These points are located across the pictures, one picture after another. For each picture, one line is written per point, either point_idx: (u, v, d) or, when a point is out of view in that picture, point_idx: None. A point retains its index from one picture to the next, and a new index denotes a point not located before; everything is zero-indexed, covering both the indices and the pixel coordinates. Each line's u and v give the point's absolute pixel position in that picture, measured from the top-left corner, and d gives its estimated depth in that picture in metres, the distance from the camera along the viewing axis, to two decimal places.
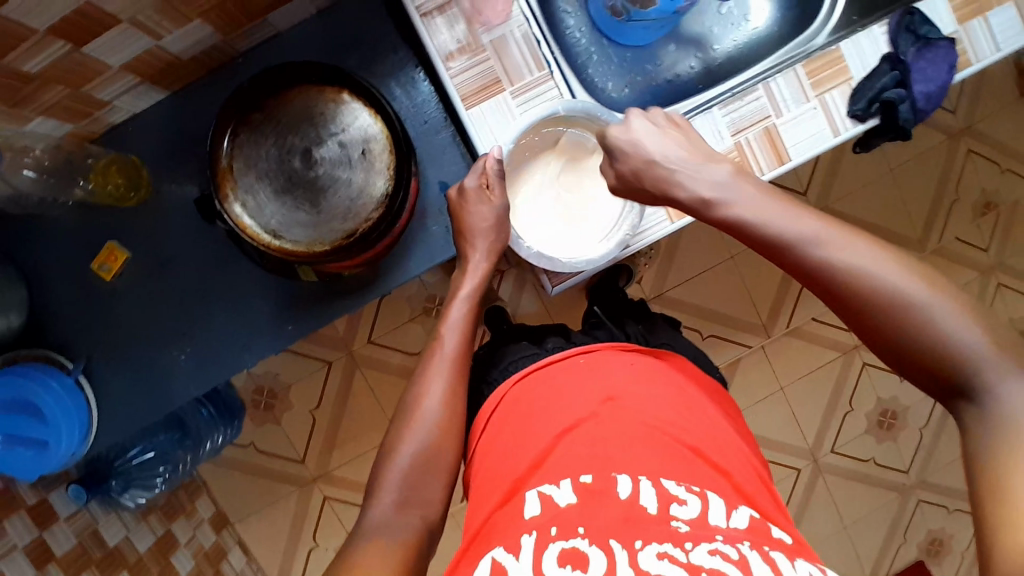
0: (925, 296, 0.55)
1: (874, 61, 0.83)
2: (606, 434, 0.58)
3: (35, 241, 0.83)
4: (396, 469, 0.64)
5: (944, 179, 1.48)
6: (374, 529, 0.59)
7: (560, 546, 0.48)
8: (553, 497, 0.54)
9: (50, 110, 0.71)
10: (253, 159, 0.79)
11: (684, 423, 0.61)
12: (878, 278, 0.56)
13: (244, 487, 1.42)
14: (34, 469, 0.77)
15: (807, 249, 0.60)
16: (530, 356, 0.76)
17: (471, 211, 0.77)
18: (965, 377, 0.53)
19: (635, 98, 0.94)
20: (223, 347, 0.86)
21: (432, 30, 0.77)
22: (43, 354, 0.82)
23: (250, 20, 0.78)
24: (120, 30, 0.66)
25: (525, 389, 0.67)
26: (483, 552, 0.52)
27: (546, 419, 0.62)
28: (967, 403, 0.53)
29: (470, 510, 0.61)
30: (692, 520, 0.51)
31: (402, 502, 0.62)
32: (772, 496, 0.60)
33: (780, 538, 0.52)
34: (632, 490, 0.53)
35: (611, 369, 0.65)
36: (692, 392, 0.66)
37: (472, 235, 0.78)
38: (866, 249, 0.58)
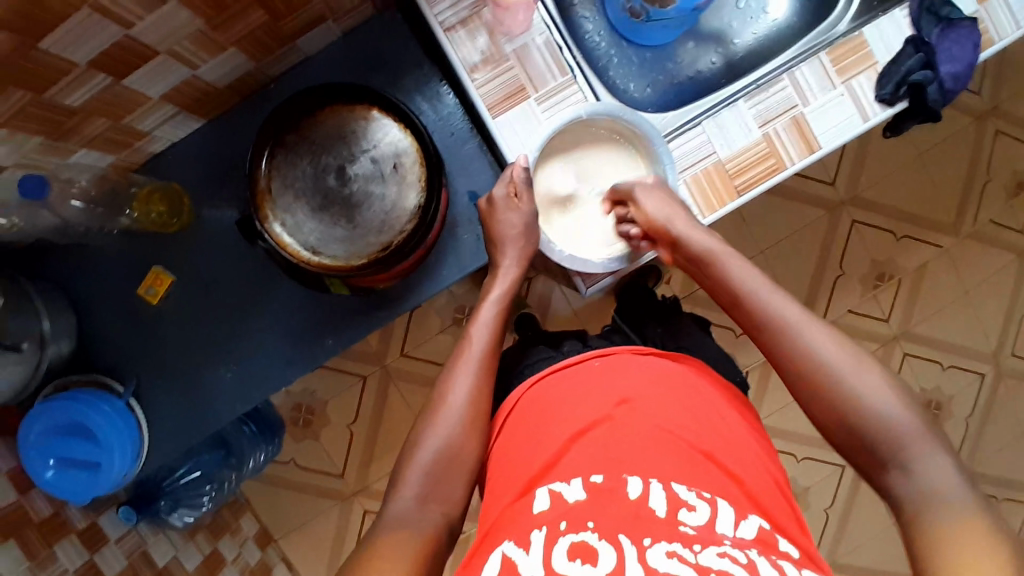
0: (859, 368, 0.59)
1: (898, 45, 0.82)
2: (619, 436, 0.58)
3: (83, 270, 0.87)
4: (416, 465, 0.64)
5: (976, 162, 1.45)
6: (393, 522, 0.60)
7: (571, 540, 0.50)
8: (562, 494, 0.54)
9: (94, 142, 0.74)
10: (290, 178, 0.82)
11: (695, 428, 0.60)
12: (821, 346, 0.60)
13: (286, 504, 1.45)
14: (86, 491, 0.80)
15: (770, 305, 0.65)
16: (547, 360, 0.77)
17: (501, 219, 0.78)
18: (889, 446, 0.55)
19: (658, 98, 0.94)
20: (264, 365, 0.89)
21: (456, 44, 0.78)
22: (95, 378, 0.85)
23: (281, 45, 0.80)
24: (157, 62, 0.69)
25: (540, 394, 0.66)
26: (493, 546, 0.53)
27: (557, 421, 0.62)
28: (892, 473, 0.55)
29: (485, 504, 0.62)
30: (700, 526, 0.51)
31: (425, 496, 0.62)
32: (789, 508, 0.58)
33: (788, 550, 0.52)
34: (642, 492, 0.53)
35: (629, 372, 0.65)
36: (707, 393, 0.65)
37: (502, 242, 0.78)
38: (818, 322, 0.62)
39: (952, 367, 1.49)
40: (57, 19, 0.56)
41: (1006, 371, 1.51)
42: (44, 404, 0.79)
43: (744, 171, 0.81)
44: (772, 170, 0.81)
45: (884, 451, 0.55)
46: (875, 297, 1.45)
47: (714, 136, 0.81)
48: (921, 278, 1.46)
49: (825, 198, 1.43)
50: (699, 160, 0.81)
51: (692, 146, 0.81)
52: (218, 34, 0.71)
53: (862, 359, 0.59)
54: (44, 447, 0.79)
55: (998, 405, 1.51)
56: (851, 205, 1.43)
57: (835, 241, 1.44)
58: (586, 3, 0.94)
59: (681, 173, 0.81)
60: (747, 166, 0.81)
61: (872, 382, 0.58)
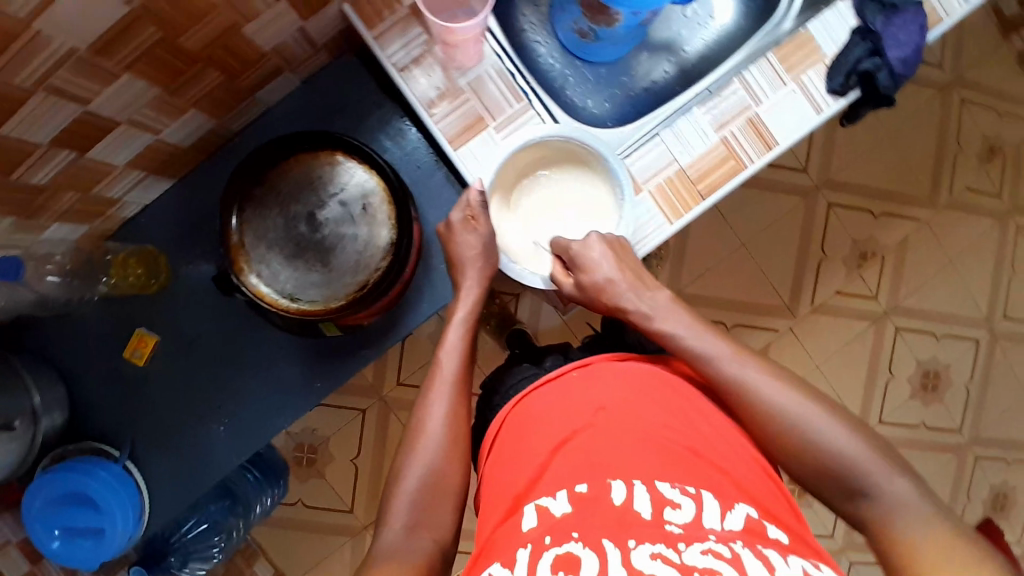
0: (816, 416, 0.63)
1: (844, 35, 0.84)
2: (600, 444, 0.58)
3: (68, 340, 0.87)
4: (403, 495, 0.64)
5: (943, 132, 1.47)
6: (385, 554, 0.60)
7: (555, 553, 0.49)
8: (549, 509, 0.54)
9: (64, 216, 0.75)
10: (261, 230, 0.82)
11: (679, 426, 0.61)
12: (784, 402, 0.64)
13: (300, 546, 1.44)
14: (94, 557, 0.80)
15: (725, 369, 0.67)
16: (530, 377, 0.78)
17: (458, 240, 0.78)
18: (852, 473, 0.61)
19: (616, 111, 0.97)
20: (257, 413, 0.89)
21: (412, 82, 0.80)
22: (89, 446, 0.85)
23: (240, 100, 0.82)
24: (119, 132, 0.70)
25: (523, 412, 0.66)
26: (484, 567, 0.53)
27: (541, 435, 0.62)
28: (864, 498, 0.60)
29: (478, 525, 0.61)
30: (686, 523, 0.51)
31: (412, 525, 0.62)
32: (777, 489, 0.60)
33: (777, 537, 0.52)
34: (626, 496, 0.54)
35: (606, 379, 0.66)
36: (687, 391, 0.66)
37: (462, 263, 0.79)
38: (758, 371, 0.66)
39: (946, 336, 1.50)
40: (15, 104, 0.57)
41: (999, 334, 1.52)
42: (46, 474, 0.79)
43: (705, 176, 0.82)
44: (733, 171, 0.82)
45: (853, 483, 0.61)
46: (862, 276, 1.47)
47: (673, 145, 0.82)
48: (903, 252, 1.48)
49: (799, 185, 1.44)
50: (662, 169, 0.83)
51: (653, 157, 0.83)
52: (177, 98, 0.73)
53: (815, 404, 0.64)
54: (48, 518, 0.79)
55: (996, 369, 1.52)
56: (825, 188, 1.45)
57: (814, 225, 1.45)
58: (535, 27, 0.97)
59: (645, 183, 0.83)
60: (708, 170, 0.82)
61: (832, 428, 0.62)
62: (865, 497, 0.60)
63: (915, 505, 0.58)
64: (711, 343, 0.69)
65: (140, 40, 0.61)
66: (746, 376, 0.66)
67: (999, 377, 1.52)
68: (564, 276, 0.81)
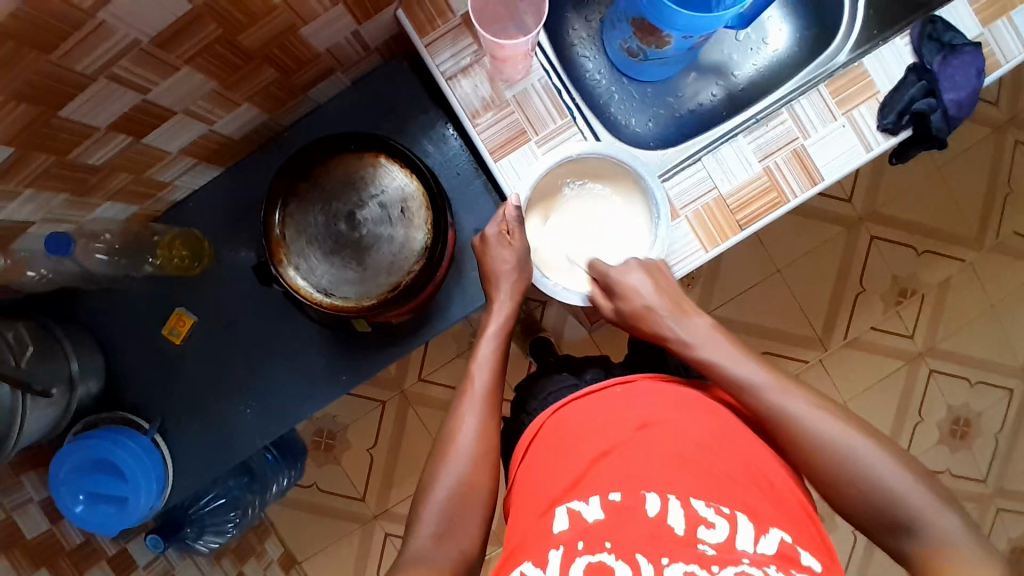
0: (864, 447, 0.61)
1: (899, 73, 0.82)
2: (637, 458, 0.58)
3: (111, 312, 0.91)
4: (431, 507, 0.64)
5: (997, 172, 1.42)
6: (414, 559, 0.60)
7: (588, 560, 0.51)
8: (581, 513, 0.55)
9: (116, 196, 0.79)
10: (303, 226, 0.85)
11: (718, 448, 0.60)
12: (832, 435, 0.62)
13: (310, 528, 1.47)
14: (116, 524, 0.83)
15: (774, 400, 0.65)
16: (570, 387, 0.79)
17: (493, 255, 0.79)
18: (895, 505, 0.59)
19: (660, 131, 0.96)
20: (282, 398, 0.92)
21: (458, 91, 0.81)
22: (122, 416, 0.89)
23: (292, 97, 0.85)
24: (175, 120, 0.73)
25: (562, 420, 0.66)
26: (515, 564, 0.55)
27: (579, 442, 0.63)
28: (906, 533, 0.59)
29: (509, 525, 0.62)
30: (719, 544, 0.52)
31: (440, 535, 0.63)
32: (814, 531, 0.57)
33: (808, 564, 0.53)
34: (660, 509, 0.54)
35: (645, 398, 0.65)
36: (725, 416, 0.65)
37: (497, 277, 0.79)
38: (804, 398, 0.65)
39: (981, 384, 1.45)
40: (76, 89, 0.60)
41: None
42: (75, 442, 0.83)
43: (744, 206, 0.81)
44: (773, 203, 0.81)
45: (898, 519, 0.59)
46: (898, 314, 1.43)
47: (714, 171, 0.82)
48: (944, 294, 1.43)
49: (841, 215, 1.41)
50: (701, 195, 0.82)
51: (692, 182, 0.82)
52: (232, 92, 0.75)
53: (860, 433, 0.62)
54: (74, 483, 0.83)
55: None
56: (869, 221, 1.42)
57: (853, 258, 1.42)
58: (585, 41, 0.97)
59: (683, 209, 0.82)
60: (749, 201, 0.82)
61: (877, 457, 0.61)
62: (910, 534, 0.58)
63: (962, 548, 0.56)
64: (762, 373, 0.67)
65: (199, 37, 0.64)
66: (794, 409, 0.64)
67: None
68: (604, 300, 0.80)
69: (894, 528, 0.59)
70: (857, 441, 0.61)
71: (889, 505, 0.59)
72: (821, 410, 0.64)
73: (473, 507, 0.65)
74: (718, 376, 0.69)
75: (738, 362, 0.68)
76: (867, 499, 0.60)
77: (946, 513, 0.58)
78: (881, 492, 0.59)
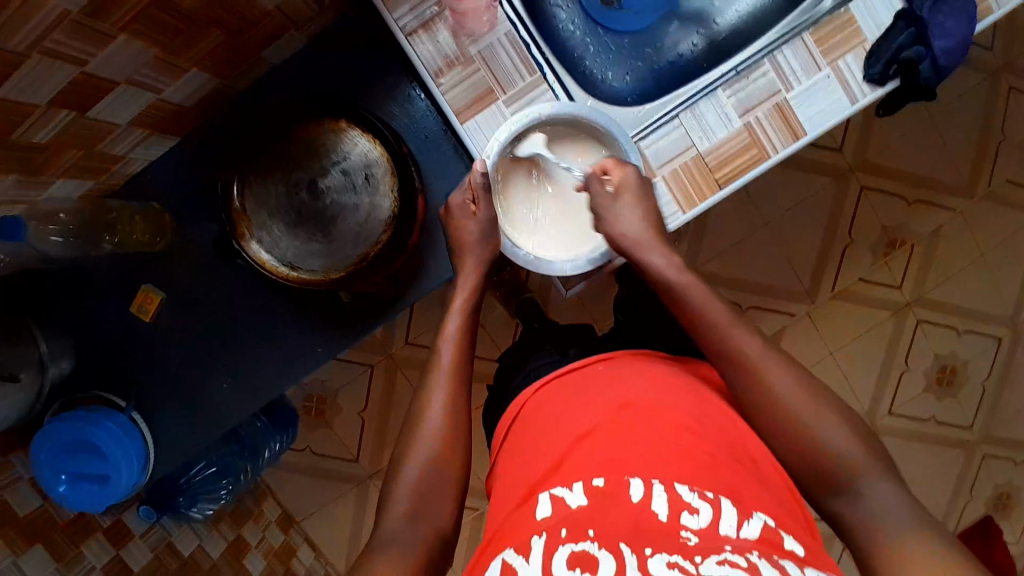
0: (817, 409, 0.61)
1: (888, 20, 0.77)
2: (617, 441, 0.58)
3: (78, 290, 0.89)
4: (402, 487, 0.63)
5: (990, 117, 1.38)
6: (386, 543, 0.60)
7: (571, 548, 0.50)
8: (565, 500, 0.55)
9: (68, 173, 0.75)
10: (263, 198, 0.82)
11: (700, 428, 0.60)
12: (788, 391, 0.62)
13: (307, 489, 1.51)
14: (98, 503, 0.82)
15: (731, 335, 0.66)
16: (551, 364, 0.77)
17: (458, 225, 0.76)
18: (834, 468, 0.59)
19: (638, 86, 0.90)
20: (261, 372, 0.91)
21: (419, 48, 0.76)
22: (99, 396, 0.88)
23: (244, 60, 0.80)
24: (119, 92, 0.69)
25: (544, 401, 0.67)
26: (497, 552, 0.54)
27: (562, 426, 0.63)
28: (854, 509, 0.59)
29: (491, 508, 0.63)
30: (701, 530, 0.51)
31: (414, 514, 0.62)
32: (797, 508, 0.58)
33: (793, 548, 0.51)
34: (644, 494, 0.54)
35: (629, 376, 0.65)
36: (706, 394, 0.65)
37: (462, 249, 0.76)
38: (766, 349, 0.65)
39: (968, 333, 1.45)
40: (8, 69, 0.56)
41: None
42: (49, 425, 0.82)
43: (724, 164, 0.78)
44: (754, 160, 0.78)
45: (839, 479, 0.59)
46: (887, 265, 1.41)
47: (692, 128, 0.79)
48: (935, 243, 1.41)
49: (832, 165, 1.38)
50: (679, 153, 0.79)
51: (669, 139, 0.79)
52: (178, 58, 0.71)
53: (817, 396, 0.62)
54: (55, 463, 0.81)
55: (1018, 368, 1.47)
56: (859, 170, 1.38)
57: (843, 210, 1.39)
58: None
59: (660, 169, 0.79)
60: (728, 158, 0.78)
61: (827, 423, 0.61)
62: (851, 497, 0.59)
63: (900, 514, 0.56)
64: (720, 311, 0.68)
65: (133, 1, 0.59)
66: (750, 349, 0.65)
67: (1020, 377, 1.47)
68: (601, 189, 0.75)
69: (836, 490, 0.59)
70: (809, 398, 0.62)
71: (835, 466, 0.59)
72: (776, 354, 0.64)
73: (452, 488, 0.64)
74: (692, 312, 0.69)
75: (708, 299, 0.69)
76: (814, 458, 0.60)
77: (883, 484, 0.58)
78: (825, 452, 0.60)
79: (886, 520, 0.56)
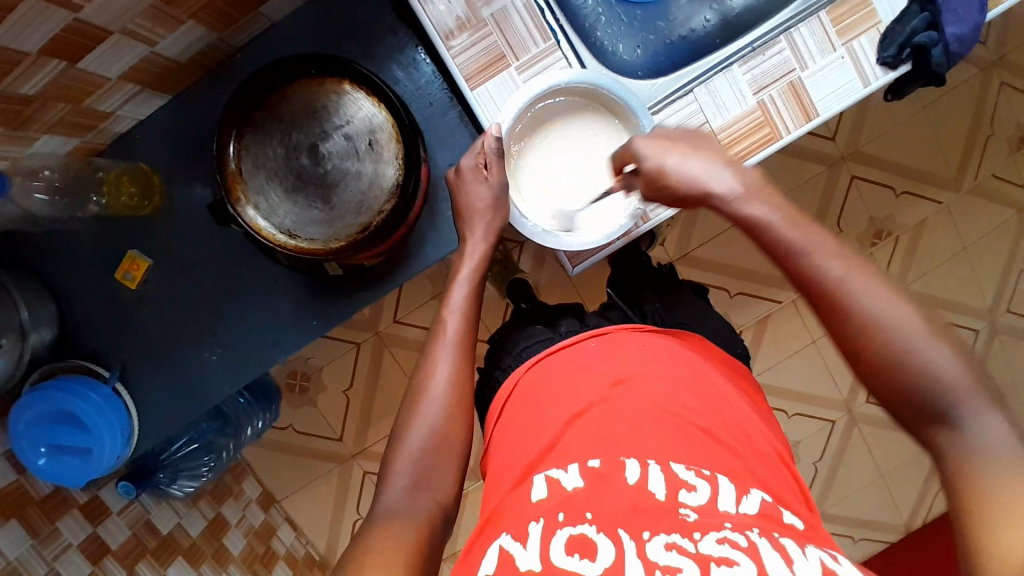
0: (921, 331, 0.51)
1: (902, 2, 0.77)
2: (615, 418, 0.57)
3: (58, 254, 0.85)
4: (405, 456, 0.62)
5: (980, 112, 1.40)
6: (386, 512, 0.58)
7: (569, 532, 0.48)
8: (560, 481, 0.53)
9: (54, 128, 0.70)
10: (261, 159, 0.78)
11: (696, 404, 0.59)
12: (885, 311, 0.52)
13: (289, 468, 1.48)
14: (80, 476, 0.79)
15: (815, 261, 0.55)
16: (543, 342, 0.76)
17: (467, 190, 0.74)
18: (936, 395, 0.49)
19: (648, 60, 0.90)
20: (250, 345, 0.87)
21: (430, 8, 0.74)
22: (80, 365, 0.83)
23: (243, 14, 0.76)
24: (112, 41, 0.65)
25: (536, 377, 0.66)
26: (493, 538, 0.52)
27: (557, 403, 0.61)
28: (944, 429, 0.49)
29: (487, 489, 0.61)
30: (700, 507, 0.50)
31: (416, 484, 0.60)
32: (790, 480, 0.58)
33: (792, 523, 0.50)
34: (640, 476, 0.52)
35: (625, 354, 0.64)
36: (704, 370, 0.64)
37: (470, 215, 0.74)
38: (866, 272, 0.54)
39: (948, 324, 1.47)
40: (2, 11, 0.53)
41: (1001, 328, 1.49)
42: (28, 394, 0.78)
43: (737, 142, 0.78)
44: (766, 140, 0.78)
45: (937, 407, 0.49)
46: (872, 255, 1.43)
47: (706, 104, 0.78)
48: (919, 235, 1.43)
49: (824, 154, 1.39)
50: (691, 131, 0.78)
51: (682, 115, 0.78)
52: (174, 8, 0.67)
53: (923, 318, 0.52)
54: (35, 435, 0.77)
55: (994, 360, 1.50)
56: (850, 160, 1.39)
57: (833, 197, 1.40)
58: None
59: None
60: (740, 137, 0.78)
61: (935, 346, 0.50)
62: (949, 426, 0.49)
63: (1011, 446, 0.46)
64: (798, 233, 0.56)
65: None
66: (833, 272, 0.54)
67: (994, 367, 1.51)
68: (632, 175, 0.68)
69: (936, 419, 0.49)
70: (912, 318, 0.51)
71: (937, 388, 0.49)
72: (867, 274, 0.54)
73: (457, 461, 0.63)
74: (769, 240, 0.57)
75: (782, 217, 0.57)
76: (906, 384, 0.50)
77: (989, 410, 0.48)
78: (924, 378, 0.50)
79: (993, 452, 0.46)
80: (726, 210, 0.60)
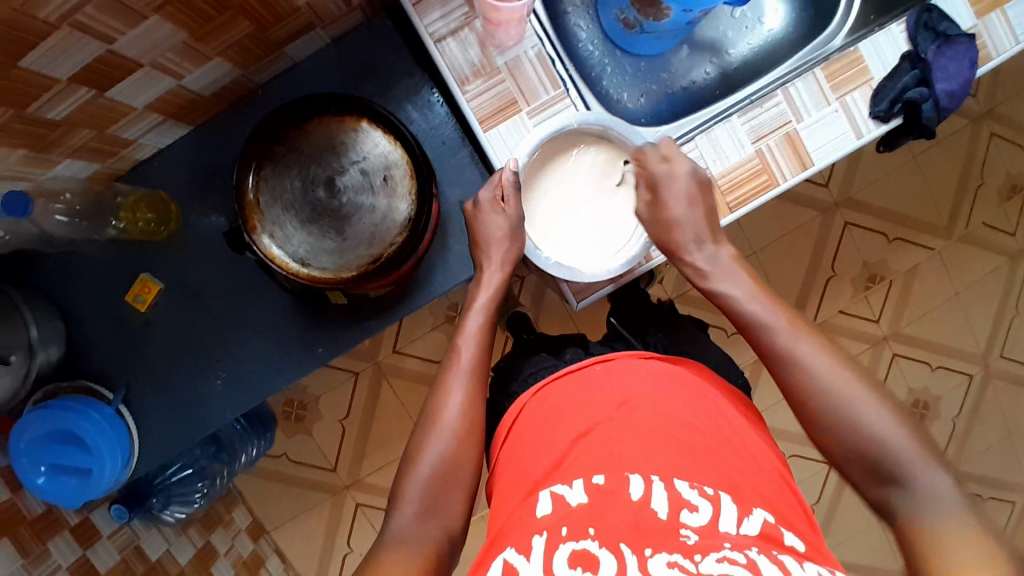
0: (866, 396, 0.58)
1: (894, 60, 0.81)
2: (618, 437, 0.58)
3: (69, 275, 0.86)
4: (414, 481, 0.63)
5: (969, 162, 1.45)
6: (394, 538, 0.59)
7: (571, 547, 0.50)
8: (565, 497, 0.55)
9: (77, 153, 0.73)
10: (278, 190, 0.81)
11: (701, 426, 0.60)
12: (833, 377, 0.59)
13: (280, 497, 1.46)
14: (76, 497, 0.79)
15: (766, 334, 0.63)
16: (549, 368, 0.78)
17: (485, 221, 0.77)
18: (884, 456, 0.55)
19: (651, 108, 0.94)
20: (255, 369, 0.88)
21: (446, 54, 0.78)
22: (84, 386, 0.84)
23: (268, 53, 0.79)
24: (141, 74, 0.68)
25: (542, 399, 0.67)
26: (498, 551, 0.53)
27: (561, 422, 0.62)
28: (892, 488, 0.55)
29: (493, 508, 0.62)
30: (701, 528, 0.51)
31: (425, 511, 0.61)
32: (795, 501, 0.58)
33: (793, 544, 0.51)
34: (644, 492, 0.53)
35: (632, 376, 0.65)
36: (711, 395, 0.65)
37: (488, 244, 0.76)
38: (815, 344, 0.61)
39: (941, 368, 1.49)
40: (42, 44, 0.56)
41: (994, 373, 1.50)
42: (32, 413, 0.78)
43: (735, 188, 0.81)
44: (763, 186, 0.81)
45: (883, 468, 0.56)
46: (867, 299, 1.46)
47: (706, 151, 0.81)
48: (911, 281, 1.46)
49: (820, 200, 1.43)
50: None
51: None
52: (204, 45, 0.70)
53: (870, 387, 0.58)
54: (36, 453, 0.78)
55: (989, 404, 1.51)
56: (844, 207, 1.43)
57: (828, 242, 1.44)
58: (580, 11, 0.94)
59: None
60: (740, 182, 0.81)
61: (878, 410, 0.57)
62: (895, 485, 0.55)
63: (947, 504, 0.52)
64: (757, 307, 0.66)
65: None
66: (793, 346, 0.62)
67: (989, 410, 1.51)
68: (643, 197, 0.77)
69: (881, 478, 0.56)
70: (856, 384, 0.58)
71: (880, 452, 0.56)
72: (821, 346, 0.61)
73: (462, 488, 0.63)
74: (735, 316, 0.67)
75: (745, 297, 0.67)
76: (853, 443, 0.57)
77: (933, 472, 0.54)
78: (875, 438, 0.56)
79: (930, 511, 0.52)
80: (704, 290, 0.72)
